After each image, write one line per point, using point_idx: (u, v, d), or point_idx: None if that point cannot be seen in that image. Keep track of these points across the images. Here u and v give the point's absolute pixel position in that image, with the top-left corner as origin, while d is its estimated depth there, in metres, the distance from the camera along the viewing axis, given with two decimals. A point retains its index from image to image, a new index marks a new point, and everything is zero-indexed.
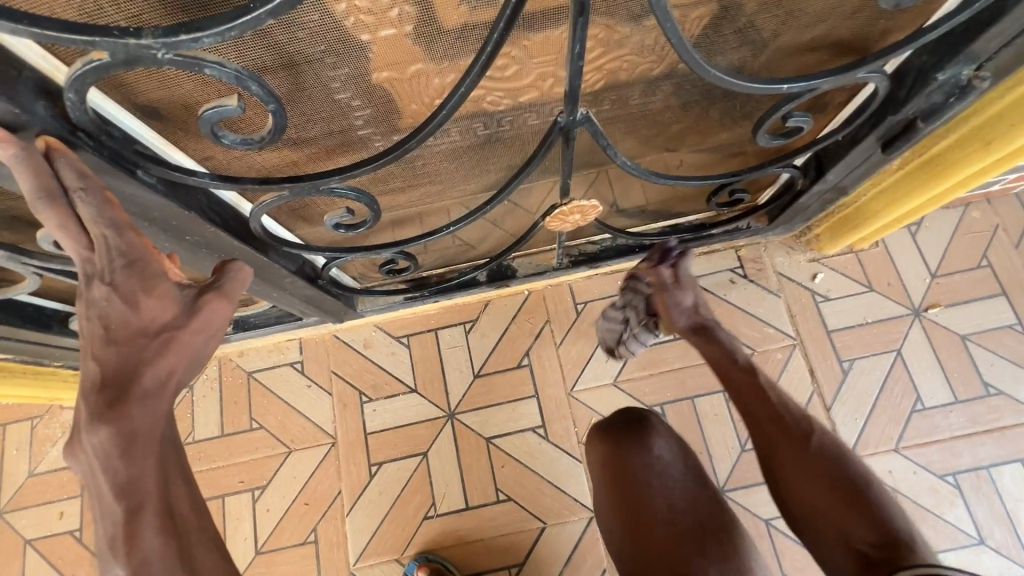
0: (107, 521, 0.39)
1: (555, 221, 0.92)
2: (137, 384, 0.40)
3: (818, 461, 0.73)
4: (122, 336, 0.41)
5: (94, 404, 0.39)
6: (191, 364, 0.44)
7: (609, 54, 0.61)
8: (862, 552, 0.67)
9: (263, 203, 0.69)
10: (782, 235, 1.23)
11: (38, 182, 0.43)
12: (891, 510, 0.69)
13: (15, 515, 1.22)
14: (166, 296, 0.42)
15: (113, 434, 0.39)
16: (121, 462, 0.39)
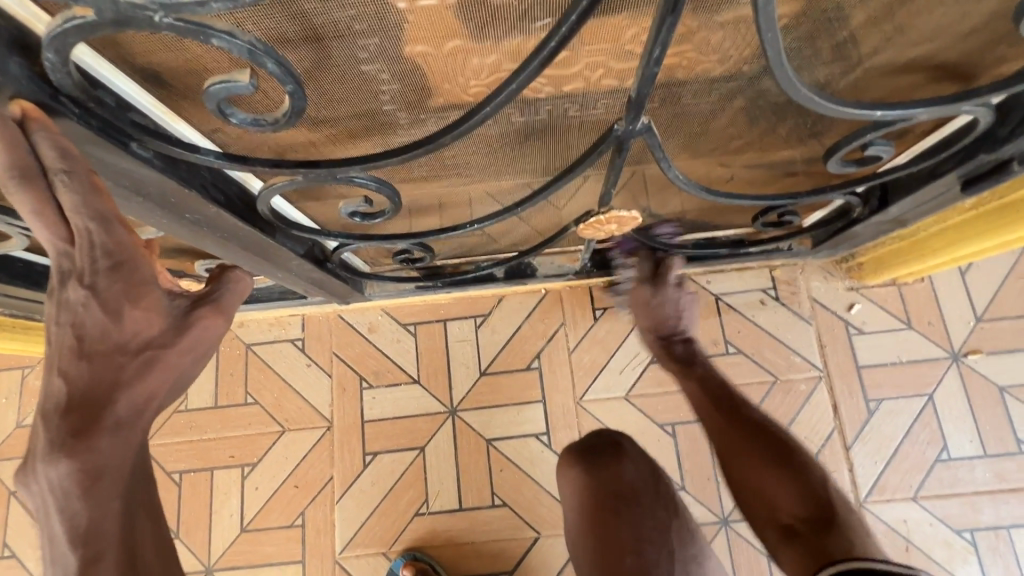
0: (58, 569, 0.35)
1: (588, 229, 0.85)
2: (111, 412, 0.36)
3: (751, 438, 0.82)
4: (98, 350, 0.37)
5: (56, 432, 0.35)
6: (171, 388, 0.41)
7: (677, 51, 0.52)
8: (787, 523, 0.72)
9: (274, 186, 0.62)
10: (822, 259, 1.15)
11: (11, 160, 0.37)
12: (818, 483, 0.75)
13: (1, 465, 1.20)
14: (155, 308, 0.39)
15: (76, 470, 0.34)
16: (81, 502, 0.35)
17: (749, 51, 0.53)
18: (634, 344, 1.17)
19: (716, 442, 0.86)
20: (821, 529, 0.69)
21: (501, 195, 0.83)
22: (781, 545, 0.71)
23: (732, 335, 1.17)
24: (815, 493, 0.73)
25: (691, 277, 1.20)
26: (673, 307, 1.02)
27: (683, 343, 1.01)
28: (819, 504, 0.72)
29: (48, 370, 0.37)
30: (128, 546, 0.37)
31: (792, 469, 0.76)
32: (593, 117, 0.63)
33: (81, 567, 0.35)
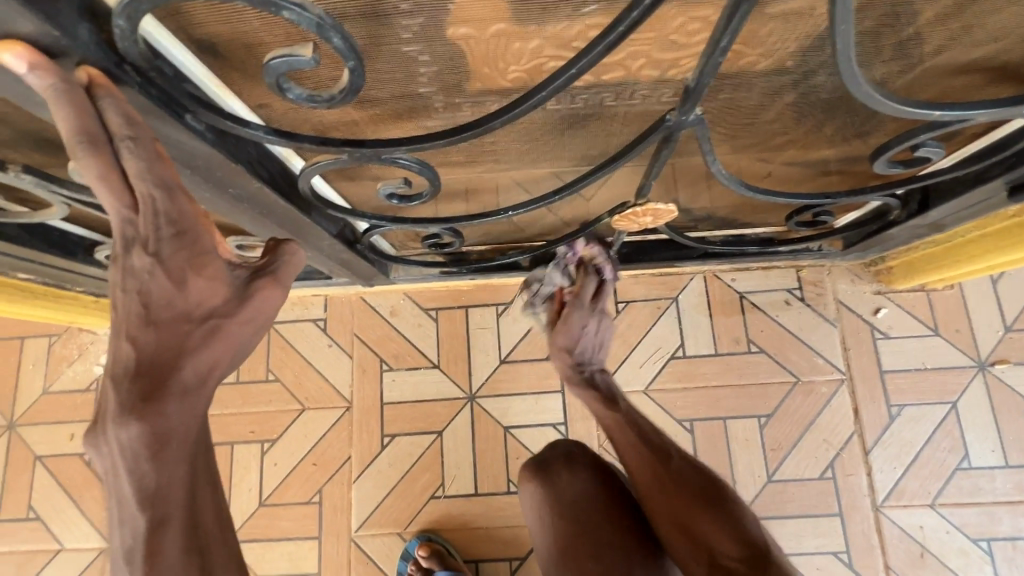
0: (127, 528, 0.37)
1: (622, 222, 0.82)
2: (177, 379, 0.39)
3: (680, 478, 0.80)
4: (164, 319, 0.38)
5: (127, 395, 0.37)
6: (232, 357, 0.42)
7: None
8: (727, 568, 0.70)
9: (318, 164, 0.61)
10: (851, 260, 1.14)
11: (81, 126, 0.37)
12: (749, 524, 0.74)
13: (28, 430, 1.22)
14: (217, 278, 0.40)
15: (147, 433, 0.37)
16: (150, 462, 0.37)
17: (800, 45, 0.52)
18: (656, 338, 1.17)
19: (647, 483, 0.82)
20: (760, 572, 0.67)
21: (534, 184, 0.83)
22: None
23: (755, 334, 1.16)
24: (748, 535, 0.73)
25: (717, 273, 1.19)
26: (593, 339, 0.97)
27: (600, 375, 0.97)
28: (753, 543, 0.71)
29: (116, 336, 0.38)
30: (189, 508, 0.39)
31: (722, 509, 0.76)
32: (633, 107, 0.63)
33: (149, 525, 0.37)
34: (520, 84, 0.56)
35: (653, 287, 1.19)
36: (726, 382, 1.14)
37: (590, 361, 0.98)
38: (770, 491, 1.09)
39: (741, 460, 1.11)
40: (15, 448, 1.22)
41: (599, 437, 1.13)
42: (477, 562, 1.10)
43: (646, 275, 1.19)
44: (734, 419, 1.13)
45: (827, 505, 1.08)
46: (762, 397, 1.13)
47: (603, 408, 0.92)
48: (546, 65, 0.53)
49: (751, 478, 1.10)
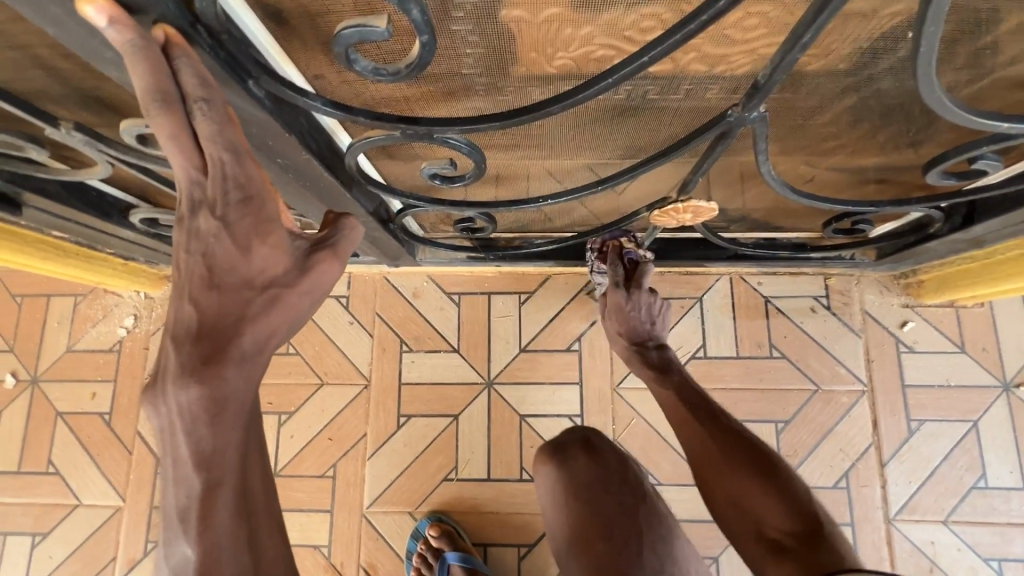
0: (181, 489, 0.37)
1: (661, 217, 0.81)
2: (237, 346, 0.38)
3: (738, 447, 0.80)
4: (228, 284, 0.39)
5: (188, 358, 0.37)
6: (289, 328, 0.42)
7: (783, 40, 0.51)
8: (775, 538, 0.71)
9: (371, 139, 0.61)
10: (881, 271, 1.13)
11: (157, 84, 0.37)
12: (801, 497, 0.74)
13: (50, 386, 1.24)
14: (280, 247, 0.40)
15: (206, 396, 0.37)
16: (206, 425, 0.37)
17: (862, 49, 0.51)
18: (677, 337, 1.16)
19: (701, 456, 0.82)
20: (809, 545, 0.68)
21: (567, 174, 0.83)
22: (768, 560, 0.69)
23: (778, 339, 1.15)
24: (801, 507, 0.73)
25: (743, 276, 1.18)
26: (644, 314, 1.00)
27: (655, 351, 1.00)
28: (803, 518, 0.71)
29: (179, 298, 0.39)
30: (242, 475, 0.39)
31: (773, 479, 0.76)
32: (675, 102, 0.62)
33: (203, 487, 0.37)
34: (566, 71, 0.56)
35: (678, 285, 1.18)
36: (745, 385, 1.14)
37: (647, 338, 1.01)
38: None
39: None
40: (36, 404, 1.24)
41: (614, 431, 1.14)
42: (486, 546, 1.11)
43: (672, 273, 1.19)
44: (752, 422, 1.12)
45: (839, 514, 1.07)
46: (781, 402, 1.13)
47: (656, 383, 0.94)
48: (595, 53, 0.53)
49: None
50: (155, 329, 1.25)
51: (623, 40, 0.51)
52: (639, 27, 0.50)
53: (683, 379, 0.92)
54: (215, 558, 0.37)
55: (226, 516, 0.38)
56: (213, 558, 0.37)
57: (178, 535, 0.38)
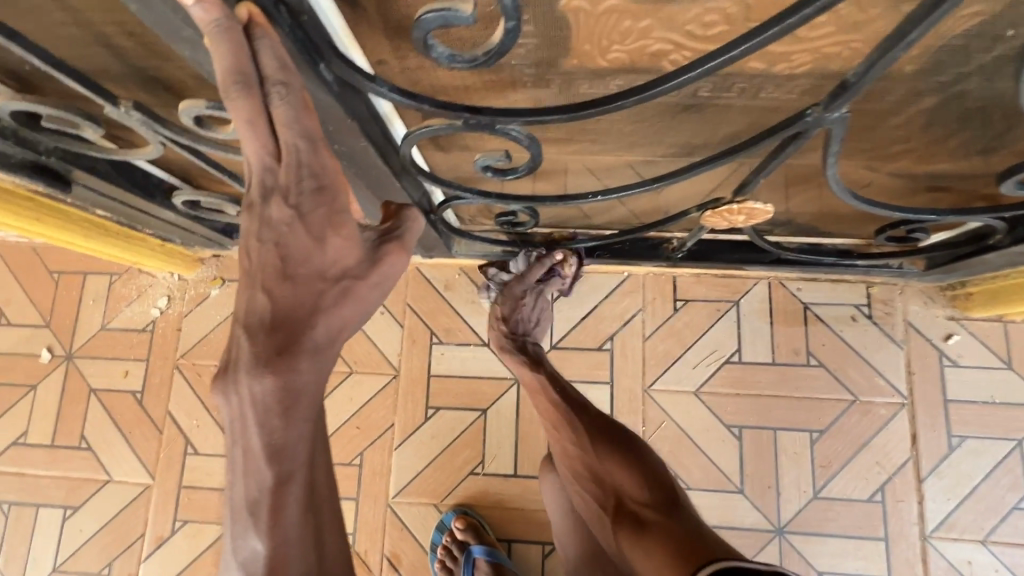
0: (251, 481, 0.37)
1: (713, 217, 0.79)
2: (309, 338, 0.38)
3: (596, 429, 0.84)
4: (301, 274, 0.38)
5: (262, 349, 0.36)
6: (360, 320, 0.42)
7: (844, 38, 0.49)
8: (632, 510, 0.73)
9: (430, 129, 0.60)
10: (927, 281, 1.10)
11: (238, 67, 0.36)
12: (658, 470, 0.78)
13: (84, 363, 1.26)
14: (351, 238, 0.39)
15: (279, 388, 0.37)
16: (277, 417, 0.37)
17: (943, 50, 0.49)
18: (712, 341, 1.14)
19: (573, 447, 0.84)
20: (665, 513, 0.70)
21: (606, 171, 0.83)
22: (628, 533, 0.70)
23: (816, 347, 1.12)
24: (658, 481, 0.76)
25: (782, 281, 1.15)
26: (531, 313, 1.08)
27: (532, 344, 1.05)
28: (660, 488, 0.74)
29: (251, 286, 0.38)
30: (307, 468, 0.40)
31: (632, 454, 0.79)
32: (730, 100, 0.61)
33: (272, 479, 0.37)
34: (617, 65, 0.55)
35: (714, 288, 1.16)
36: (781, 392, 1.11)
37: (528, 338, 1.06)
38: (815, 508, 1.07)
39: (788, 472, 1.09)
40: (70, 379, 1.25)
41: (644, 433, 1.12)
42: (511, 541, 1.10)
43: (709, 275, 1.17)
44: (785, 430, 1.10)
45: (872, 528, 1.05)
46: (817, 412, 1.10)
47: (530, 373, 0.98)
48: (650, 47, 0.52)
49: (796, 491, 1.08)
50: (188, 310, 1.26)
51: (684, 33, 0.51)
52: (702, 22, 0.49)
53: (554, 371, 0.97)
54: (284, 550, 0.38)
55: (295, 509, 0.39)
56: (282, 549, 0.38)
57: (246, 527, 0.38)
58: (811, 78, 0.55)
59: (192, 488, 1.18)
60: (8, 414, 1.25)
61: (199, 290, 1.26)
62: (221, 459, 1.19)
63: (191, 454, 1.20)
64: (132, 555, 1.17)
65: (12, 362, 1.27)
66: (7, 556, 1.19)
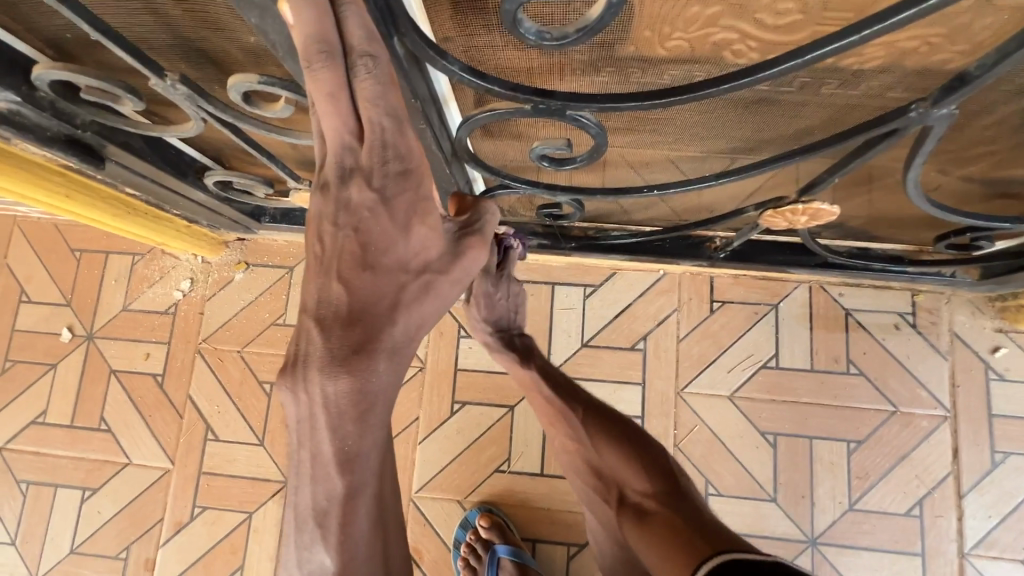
0: (322, 488, 0.40)
1: (773, 218, 0.81)
2: (386, 337, 0.39)
3: (594, 419, 0.79)
4: (382, 263, 0.39)
5: (339, 348, 0.38)
6: (434, 314, 0.43)
7: (926, 32, 0.48)
8: (635, 502, 0.70)
9: (493, 112, 0.57)
10: (977, 291, 1.06)
11: (322, 34, 0.34)
12: (662, 458, 0.74)
13: (105, 343, 1.24)
14: (434, 228, 0.41)
15: (354, 386, 0.38)
16: (352, 419, 0.39)
17: None
18: (748, 344, 1.11)
19: (574, 442, 0.80)
20: (670, 503, 0.67)
21: (644, 165, 0.80)
22: (632, 525, 0.67)
23: (857, 355, 1.09)
24: (661, 470, 0.72)
25: (824, 285, 1.12)
26: (509, 304, 0.89)
27: (519, 337, 0.90)
28: (664, 479, 0.71)
29: (326, 275, 0.39)
30: (374, 478, 0.42)
31: (633, 441, 0.76)
32: (788, 95, 0.59)
33: (343, 489, 0.40)
34: (677, 54, 0.52)
35: (753, 290, 1.12)
36: (818, 400, 1.08)
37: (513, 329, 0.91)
38: (849, 520, 1.04)
39: (823, 482, 1.06)
40: (91, 360, 1.24)
41: (676, 436, 1.09)
42: (536, 541, 1.08)
43: (747, 277, 1.13)
44: (822, 439, 1.07)
45: (909, 543, 1.02)
46: (855, 421, 1.07)
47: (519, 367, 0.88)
48: (715, 35, 0.50)
49: (830, 502, 1.06)
50: (211, 294, 1.24)
51: (755, 22, 0.48)
52: (777, 10, 0.46)
53: (546, 362, 0.88)
54: (352, 558, 0.41)
55: (362, 521, 0.41)
56: (349, 558, 0.40)
57: (315, 537, 0.41)
58: (883, 73, 0.54)
59: (212, 475, 1.16)
60: (28, 392, 1.23)
61: (222, 273, 1.24)
62: (241, 446, 1.17)
63: (211, 439, 1.18)
64: (150, 540, 1.15)
65: (32, 340, 1.25)
66: (24, 535, 1.18)
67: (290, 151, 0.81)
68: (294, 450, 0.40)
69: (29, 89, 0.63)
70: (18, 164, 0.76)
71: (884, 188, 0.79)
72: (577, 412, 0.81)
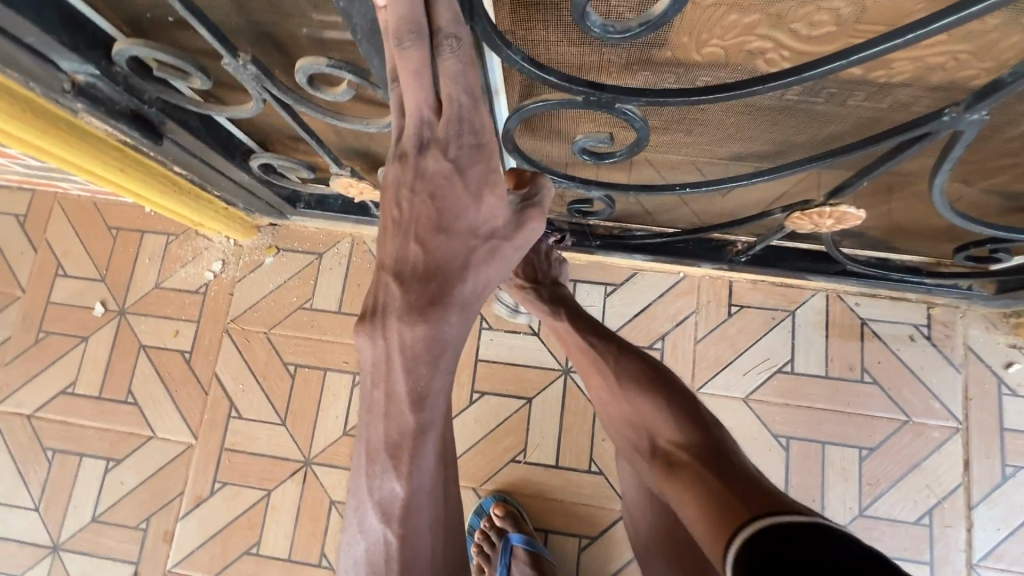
0: (395, 424, 0.48)
1: (799, 220, 0.84)
2: (457, 291, 0.48)
3: (629, 365, 0.81)
4: (455, 226, 0.47)
5: (416, 299, 0.47)
6: (497, 274, 0.51)
7: (949, 46, 0.51)
8: (667, 452, 0.73)
9: (545, 103, 0.60)
10: (992, 306, 1.08)
11: (414, 16, 0.37)
12: (695, 408, 0.76)
13: (136, 319, 1.28)
14: (501, 197, 0.48)
15: (428, 330, 0.46)
16: (424, 361, 0.47)
17: None
18: (765, 348, 1.13)
19: (605, 387, 0.83)
20: (704, 456, 0.69)
21: (670, 167, 0.83)
22: (666, 476, 0.71)
23: (871, 363, 1.11)
24: (697, 421, 0.74)
25: (840, 295, 1.14)
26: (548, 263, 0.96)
27: (555, 289, 0.92)
28: (699, 429, 0.72)
29: (404, 236, 0.47)
30: (440, 421, 0.50)
31: (670, 391, 0.78)
32: (814, 105, 0.63)
33: (414, 423, 0.48)
34: (712, 60, 0.56)
35: (770, 296, 1.15)
36: (831, 406, 1.10)
37: (544, 278, 0.94)
38: (858, 525, 1.06)
39: (834, 487, 1.07)
40: (122, 335, 1.27)
41: None
42: (548, 531, 1.10)
43: (765, 283, 1.16)
44: (835, 445, 1.09)
45: (918, 551, 1.04)
46: (868, 428, 1.09)
47: (553, 318, 0.90)
48: (750, 43, 0.53)
49: (841, 507, 1.07)
50: (241, 276, 1.27)
51: (790, 31, 0.51)
52: (811, 21, 0.50)
53: (578, 310, 0.90)
54: (419, 488, 0.49)
55: (427, 457, 0.49)
56: (417, 486, 0.49)
57: (387, 468, 0.49)
58: (910, 85, 0.57)
59: (233, 451, 1.19)
60: (59, 363, 1.27)
61: (253, 256, 1.28)
62: (263, 425, 1.20)
63: (234, 417, 1.21)
64: (170, 512, 1.18)
65: (66, 313, 1.29)
66: (48, 501, 1.21)
67: (335, 137, 0.84)
68: (370, 390, 0.49)
69: (106, 64, 0.67)
70: (80, 137, 0.80)
71: (904, 198, 0.82)
72: (609, 359, 0.82)
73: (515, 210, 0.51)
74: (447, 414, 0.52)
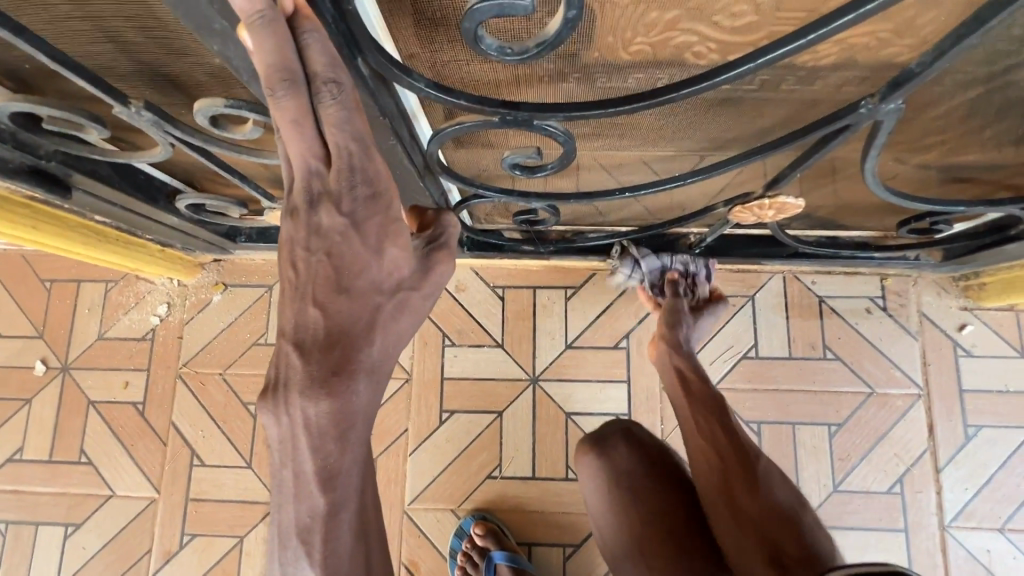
0: (304, 506, 0.46)
1: (742, 212, 0.84)
2: (363, 356, 0.46)
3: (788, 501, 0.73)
4: (357, 286, 0.44)
5: (319, 371, 0.44)
6: (407, 326, 0.50)
7: (873, 28, 0.49)
8: None
9: (460, 126, 0.58)
10: (941, 271, 1.10)
11: (286, 65, 0.36)
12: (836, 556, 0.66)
13: (81, 374, 1.21)
14: (405, 247, 0.46)
15: (333, 402, 0.44)
16: (332, 437, 0.45)
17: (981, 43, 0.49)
18: (729, 336, 1.14)
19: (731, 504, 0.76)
20: None
21: (617, 166, 0.81)
22: None
23: (832, 340, 1.12)
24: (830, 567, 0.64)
25: (797, 275, 1.15)
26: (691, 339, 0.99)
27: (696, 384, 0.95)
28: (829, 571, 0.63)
29: (302, 300, 0.44)
30: (354, 494, 0.48)
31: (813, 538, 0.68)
32: (748, 93, 0.61)
33: (325, 504, 0.46)
34: (640, 58, 0.54)
35: (729, 283, 1.15)
36: (796, 386, 1.11)
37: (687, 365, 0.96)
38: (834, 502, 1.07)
39: (808, 467, 1.08)
40: (68, 392, 1.21)
41: (663, 430, 1.11)
42: (532, 544, 1.09)
43: (723, 270, 1.15)
44: (804, 424, 1.10)
45: (892, 520, 1.05)
46: (834, 404, 1.10)
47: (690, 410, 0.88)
48: (675, 38, 0.51)
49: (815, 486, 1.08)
50: (189, 318, 1.22)
51: (711, 23, 0.49)
52: (730, 13, 0.48)
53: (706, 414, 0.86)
54: (336, 568, 0.48)
55: (342, 536, 0.48)
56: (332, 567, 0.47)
57: (300, 553, 0.47)
58: (836, 69, 0.56)
59: (200, 501, 1.14)
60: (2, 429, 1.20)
61: (200, 295, 1.22)
62: (228, 469, 1.16)
63: (197, 465, 1.16)
64: (138, 572, 1.13)
65: (4, 375, 1.22)
66: None
67: (260, 169, 0.80)
68: (279, 470, 0.46)
69: None
70: None
71: (847, 178, 0.82)
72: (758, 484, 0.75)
73: (421, 255, 0.50)
74: (364, 485, 0.50)
